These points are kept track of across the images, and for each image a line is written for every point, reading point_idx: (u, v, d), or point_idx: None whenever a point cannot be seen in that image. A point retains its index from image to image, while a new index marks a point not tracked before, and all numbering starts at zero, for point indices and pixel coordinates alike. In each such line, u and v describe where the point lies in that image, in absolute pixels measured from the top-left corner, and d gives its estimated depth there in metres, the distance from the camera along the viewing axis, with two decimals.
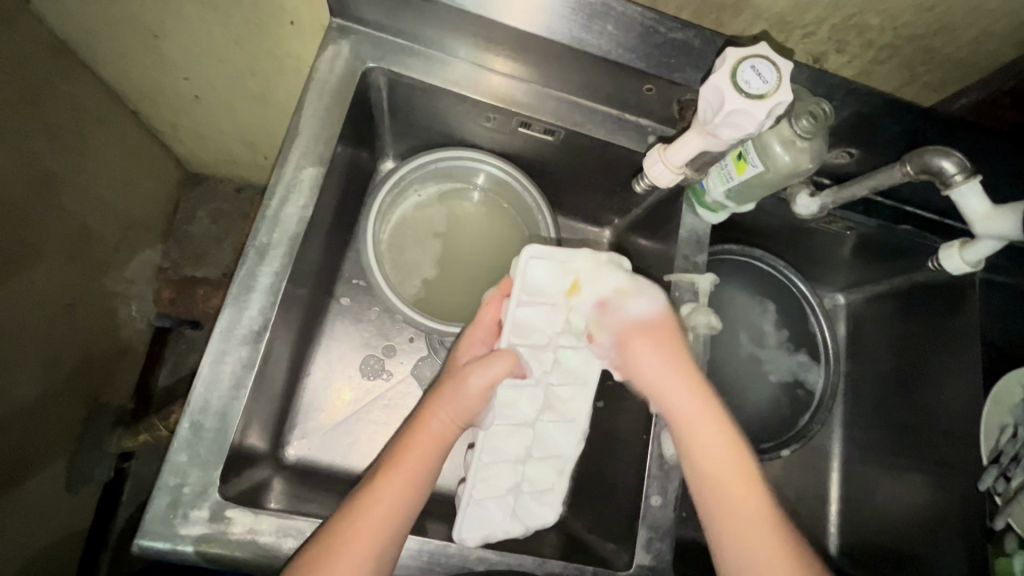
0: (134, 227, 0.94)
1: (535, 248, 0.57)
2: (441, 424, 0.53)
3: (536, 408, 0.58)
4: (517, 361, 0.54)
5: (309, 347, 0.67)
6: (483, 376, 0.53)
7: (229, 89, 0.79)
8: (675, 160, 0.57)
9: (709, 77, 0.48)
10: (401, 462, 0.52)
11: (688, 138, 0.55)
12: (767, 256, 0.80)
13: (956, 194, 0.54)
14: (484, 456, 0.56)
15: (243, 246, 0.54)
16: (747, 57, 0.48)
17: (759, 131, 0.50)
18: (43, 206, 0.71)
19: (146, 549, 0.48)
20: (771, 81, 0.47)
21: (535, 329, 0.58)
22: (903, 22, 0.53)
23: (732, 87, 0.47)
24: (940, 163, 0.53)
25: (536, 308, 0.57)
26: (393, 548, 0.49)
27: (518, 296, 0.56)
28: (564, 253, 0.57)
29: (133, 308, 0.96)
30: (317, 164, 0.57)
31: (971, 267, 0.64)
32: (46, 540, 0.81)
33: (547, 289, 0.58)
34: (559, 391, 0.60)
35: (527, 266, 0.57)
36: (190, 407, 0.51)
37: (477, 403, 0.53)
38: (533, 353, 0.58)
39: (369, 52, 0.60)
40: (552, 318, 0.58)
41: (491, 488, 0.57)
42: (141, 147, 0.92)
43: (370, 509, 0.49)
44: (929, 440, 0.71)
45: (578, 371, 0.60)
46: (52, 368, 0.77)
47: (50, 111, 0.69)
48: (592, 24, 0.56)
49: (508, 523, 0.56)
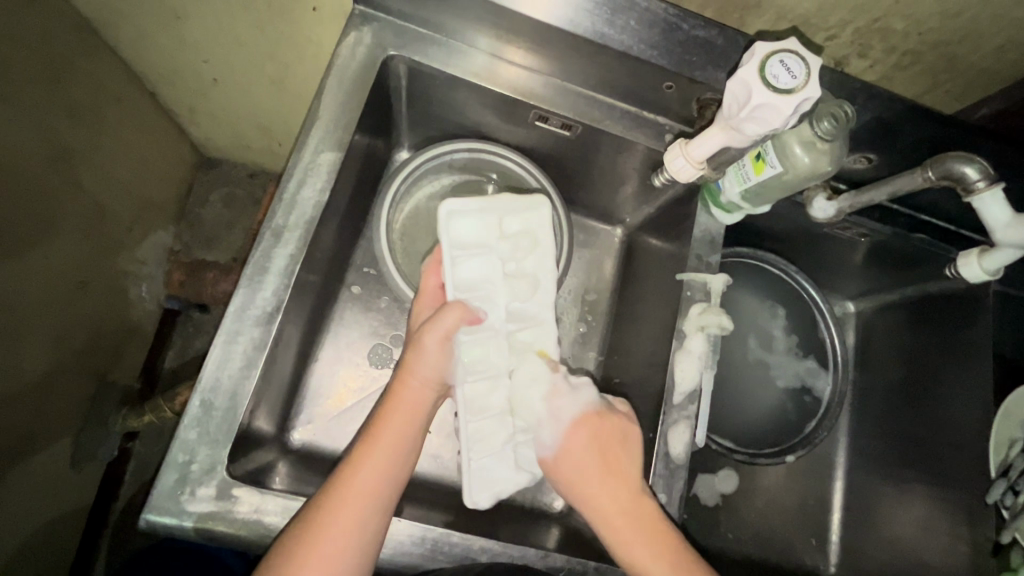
0: (147, 209, 0.95)
1: (452, 203, 0.58)
2: (417, 388, 0.55)
3: (505, 356, 0.59)
4: (466, 309, 0.55)
5: (318, 333, 0.68)
6: (436, 331, 0.54)
7: (249, 76, 0.80)
8: (697, 155, 0.57)
9: (736, 70, 0.48)
10: (378, 431, 0.52)
11: (710, 133, 0.54)
12: (779, 260, 0.79)
13: (977, 200, 0.53)
14: (469, 417, 0.57)
15: (258, 227, 0.54)
16: (776, 52, 0.47)
17: (785, 127, 0.49)
18: (60, 183, 0.71)
19: (153, 524, 0.48)
20: (799, 76, 0.46)
21: (478, 281, 0.59)
22: (929, 27, 0.52)
23: (761, 82, 0.47)
24: (963, 169, 0.52)
25: (471, 262, 0.59)
26: (391, 506, 0.51)
27: (450, 255, 0.57)
28: (479, 204, 0.59)
29: (144, 289, 0.97)
30: (335, 149, 0.57)
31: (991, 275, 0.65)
32: (50, 514, 0.83)
33: (473, 238, 0.59)
34: (521, 338, 0.61)
35: (447, 223, 0.57)
36: (201, 385, 0.51)
37: (442, 357, 0.55)
38: (489, 303, 0.59)
39: (391, 40, 0.60)
40: (491, 272, 0.60)
41: (486, 448, 0.58)
42: (158, 130, 0.92)
43: (353, 480, 0.50)
44: (935, 451, 0.72)
45: (531, 315, 0.62)
46: (63, 346, 0.78)
47: (71, 90, 0.70)
48: (615, 19, 0.56)
49: (516, 477, 0.59)
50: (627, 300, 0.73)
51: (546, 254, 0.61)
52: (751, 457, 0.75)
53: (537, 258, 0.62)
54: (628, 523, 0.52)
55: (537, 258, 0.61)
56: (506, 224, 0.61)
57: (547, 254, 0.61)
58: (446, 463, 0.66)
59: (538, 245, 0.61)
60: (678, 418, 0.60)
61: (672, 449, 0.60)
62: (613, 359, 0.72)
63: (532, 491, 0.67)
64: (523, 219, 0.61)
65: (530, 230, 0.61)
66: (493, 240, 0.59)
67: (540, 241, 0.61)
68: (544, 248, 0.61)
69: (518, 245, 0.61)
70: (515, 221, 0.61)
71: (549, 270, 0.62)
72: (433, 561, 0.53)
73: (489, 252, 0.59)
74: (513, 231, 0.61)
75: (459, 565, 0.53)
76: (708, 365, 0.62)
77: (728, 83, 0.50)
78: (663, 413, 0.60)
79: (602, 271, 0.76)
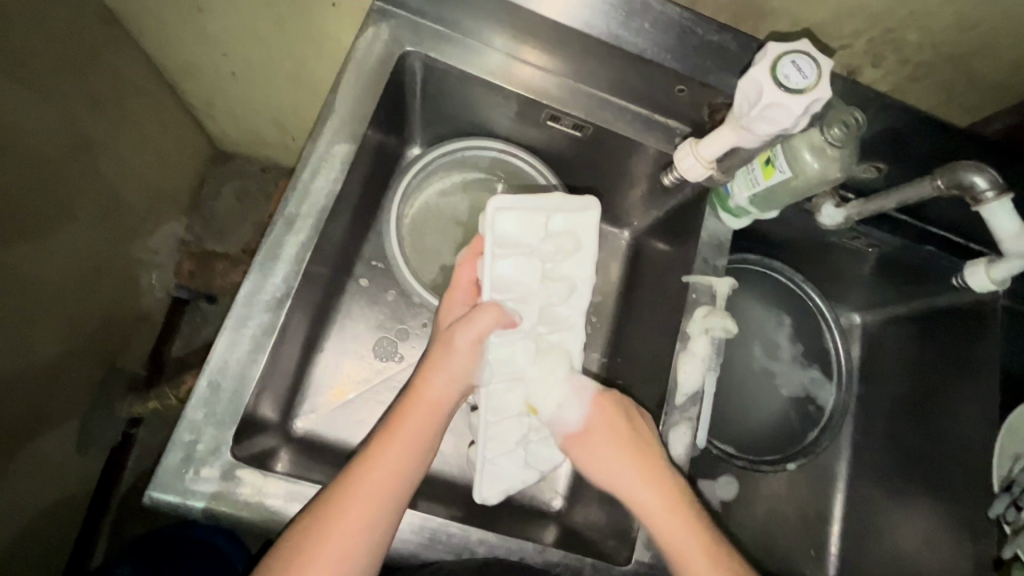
0: (161, 199, 0.96)
1: (499, 199, 0.55)
2: (441, 387, 0.54)
3: (532, 359, 0.59)
4: (500, 311, 0.54)
5: (324, 324, 0.68)
6: (468, 332, 0.54)
7: (267, 70, 0.81)
8: (707, 154, 0.57)
9: (748, 70, 0.48)
10: (397, 431, 0.53)
11: (721, 132, 0.55)
12: (785, 268, 0.79)
13: (986, 210, 0.53)
14: (490, 417, 0.58)
15: (272, 214, 0.55)
16: (788, 52, 0.48)
17: (796, 128, 0.50)
18: (79, 170, 0.72)
19: (157, 501, 0.49)
20: (810, 77, 0.47)
21: (515, 283, 0.57)
22: (943, 39, 0.53)
23: (772, 82, 0.47)
24: (973, 178, 0.52)
25: (509, 260, 0.56)
26: (403, 506, 0.52)
27: (493, 251, 0.55)
28: (528, 200, 0.56)
29: (155, 278, 0.98)
30: (349, 141, 0.58)
31: (998, 285, 0.66)
32: (54, 496, 0.83)
33: (515, 238, 0.57)
34: (550, 339, 0.61)
35: (493, 217, 0.55)
36: (208, 367, 0.51)
37: (470, 360, 0.55)
38: (523, 305, 0.58)
39: (409, 37, 0.61)
40: (529, 274, 0.58)
41: (501, 445, 0.59)
42: (176, 121, 0.94)
43: (367, 477, 0.50)
44: (939, 462, 0.72)
45: (565, 319, 0.61)
46: (75, 331, 0.79)
47: (93, 80, 0.71)
48: (629, 22, 0.58)
49: (522, 474, 0.60)
50: (632, 303, 0.74)
51: (585, 259, 0.60)
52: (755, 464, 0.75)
53: (577, 261, 0.61)
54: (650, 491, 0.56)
55: (576, 261, 0.60)
56: (551, 224, 0.59)
57: (586, 260, 0.60)
58: (446, 457, 0.67)
59: (579, 247, 0.60)
60: (679, 419, 0.61)
61: (673, 450, 0.60)
62: (616, 361, 0.72)
63: (531, 489, 0.68)
64: (569, 218, 0.59)
65: (574, 232, 0.60)
66: (535, 239, 0.57)
67: (583, 246, 0.60)
68: (586, 253, 0.60)
69: (558, 246, 0.59)
70: (558, 221, 0.59)
71: (585, 276, 0.61)
72: (432, 551, 0.53)
73: (530, 254, 0.57)
74: (558, 230, 0.59)
75: (457, 556, 0.53)
76: (711, 367, 0.62)
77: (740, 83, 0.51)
78: (664, 412, 0.61)
79: (608, 273, 0.76)
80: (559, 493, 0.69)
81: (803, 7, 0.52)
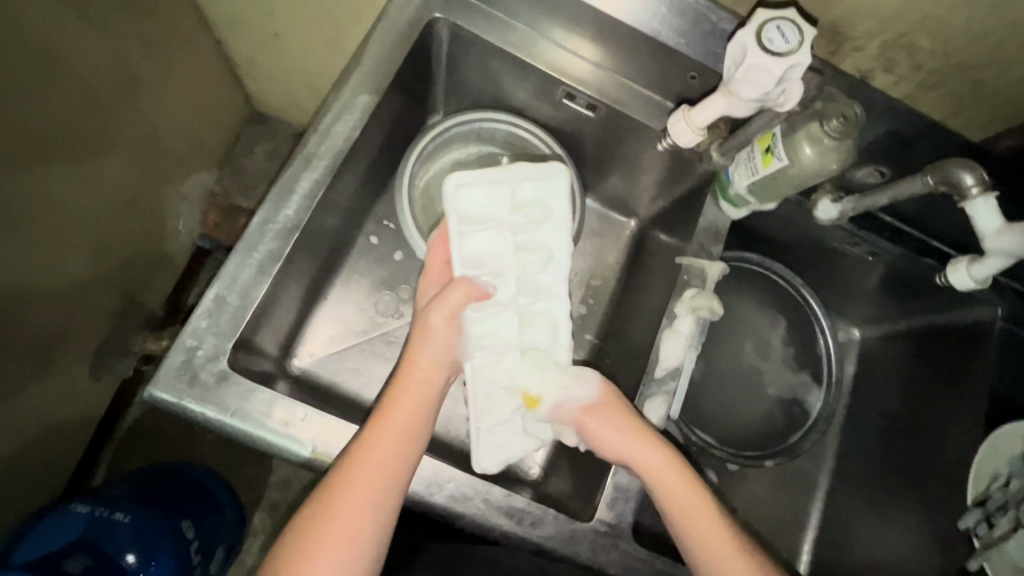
0: (196, 149, 1.02)
1: (458, 177, 0.59)
2: (430, 364, 0.57)
3: (514, 329, 0.62)
4: (472, 283, 0.57)
5: (332, 272, 0.72)
6: (442, 309, 0.56)
7: (307, 33, 0.85)
8: (698, 120, 0.59)
9: (735, 33, 0.52)
10: (391, 413, 0.55)
11: (712, 99, 0.57)
12: (786, 272, 0.80)
13: (970, 207, 0.53)
14: (478, 391, 0.60)
15: (292, 151, 0.59)
16: (775, 19, 0.50)
17: (778, 95, 0.52)
18: (125, 106, 0.77)
19: (156, 398, 0.53)
20: (792, 42, 0.49)
21: (486, 256, 0.61)
22: (954, 48, 0.54)
23: (755, 44, 0.50)
24: (960, 174, 0.53)
25: (480, 234, 0.60)
26: (408, 482, 0.53)
27: (459, 229, 0.59)
28: (485, 175, 0.60)
29: (181, 223, 1.03)
30: (371, 94, 0.61)
31: (979, 284, 0.62)
32: (63, 414, 0.88)
33: (481, 211, 0.61)
34: (533, 307, 0.64)
35: (455, 194, 0.59)
36: (218, 280, 0.55)
37: (450, 333, 0.58)
38: (499, 278, 0.61)
39: (439, 5, 0.64)
40: (499, 246, 0.61)
41: (495, 418, 0.61)
42: (217, 75, 0.99)
43: (365, 459, 0.52)
44: (921, 477, 0.72)
45: (542, 286, 0.64)
46: (103, 258, 0.83)
47: (148, 23, 0.76)
48: (647, 5, 0.60)
49: (523, 442, 0.62)
50: (630, 288, 0.76)
51: (559, 225, 0.63)
52: (728, 455, 0.76)
53: (548, 229, 0.63)
54: (664, 463, 0.58)
55: (549, 229, 0.63)
56: (520, 193, 0.62)
57: (561, 225, 0.63)
58: None
59: (551, 214, 0.63)
60: (656, 391, 0.62)
61: (648, 420, 0.62)
62: (609, 340, 0.74)
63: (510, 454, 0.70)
64: (536, 187, 0.63)
65: (545, 201, 0.63)
66: (503, 212, 0.61)
67: (555, 212, 0.63)
68: (557, 222, 0.63)
69: (530, 217, 0.63)
70: (529, 189, 0.63)
71: (562, 242, 0.64)
72: None
73: (500, 225, 0.61)
74: (526, 199, 0.63)
75: (425, 488, 0.56)
76: (693, 344, 0.64)
77: (731, 47, 0.53)
78: (643, 383, 0.63)
79: (610, 258, 0.78)
80: (537, 463, 0.70)
81: (816, 5, 0.53)
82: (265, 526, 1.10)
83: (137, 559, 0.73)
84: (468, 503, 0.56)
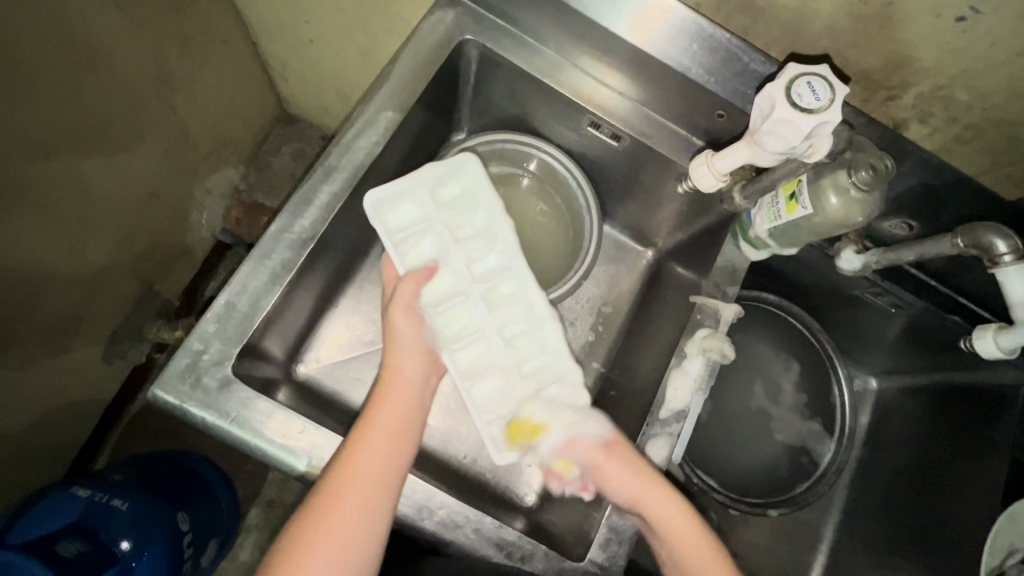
0: (224, 145, 1.04)
1: (373, 196, 0.59)
2: (412, 366, 0.59)
3: (484, 313, 0.63)
4: (416, 277, 0.59)
5: (345, 281, 0.72)
6: (399, 308, 0.59)
7: (341, 42, 0.86)
8: (721, 166, 0.58)
9: (766, 85, 0.50)
10: (373, 418, 0.55)
11: (737, 147, 0.56)
12: (804, 315, 0.77)
13: (1001, 273, 0.52)
14: (466, 383, 0.61)
15: (314, 162, 0.60)
16: (806, 73, 0.49)
17: (805, 148, 0.51)
18: (160, 102, 0.80)
19: (159, 399, 0.53)
20: (823, 99, 0.48)
21: (433, 257, 0.62)
22: (993, 103, 0.52)
23: (784, 98, 0.49)
24: (993, 240, 0.51)
25: (418, 241, 0.62)
26: (398, 486, 0.53)
27: (393, 243, 0.60)
28: (397, 186, 0.60)
29: (204, 217, 1.05)
30: (397, 110, 0.62)
31: (1006, 355, 0.59)
32: (73, 396, 0.89)
33: (414, 219, 0.62)
34: (502, 291, 0.64)
35: (378, 215, 0.60)
36: (229, 286, 0.56)
37: (416, 330, 0.59)
38: (449, 272, 0.62)
39: (470, 26, 0.65)
40: (442, 244, 0.62)
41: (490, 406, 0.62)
42: (250, 75, 1.01)
43: (350, 465, 0.52)
44: (931, 543, 0.70)
45: (500, 266, 0.64)
46: (124, 247, 0.85)
47: (188, 23, 0.79)
48: (678, 41, 0.59)
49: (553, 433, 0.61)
50: (642, 321, 0.74)
51: (495, 208, 0.63)
52: (730, 500, 0.74)
53: (485, 213, 0.63)
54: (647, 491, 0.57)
55: (486, 214, 0.63)
56: (445, 192, 0.63)
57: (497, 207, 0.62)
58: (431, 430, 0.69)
59: (483, 202, 0.63)
60: (659, 432, 0.61)
61: None
62: (617, 371, 0.73)
63: (507, 479, 0.69)
64: (460, 183, 0.63)
65: (472, 191, 0.63)
66: (431, 212, 0.62)
67: (490, 194, 0.62)
68: (488, 203, 0.62)
69: (463, 212, 0.63)
70: (452, 188, 0.63)
71: (506, 221, 0.63)
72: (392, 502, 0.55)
73: (433, 228, 0.62)
74: (453, 194, 0.63)
75: (415, 512, 0.55)
76: (701, 388, 0.62)
77: (759, 97, 0.53)
78: (646, 424, 0.61)
79: (624, 286, 0.77)
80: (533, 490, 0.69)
81: (852, 54, 0.52)
82: (259, 524, 1.10)
83: (131, 546, 0.73)
84: (457, 531, 0.55)
